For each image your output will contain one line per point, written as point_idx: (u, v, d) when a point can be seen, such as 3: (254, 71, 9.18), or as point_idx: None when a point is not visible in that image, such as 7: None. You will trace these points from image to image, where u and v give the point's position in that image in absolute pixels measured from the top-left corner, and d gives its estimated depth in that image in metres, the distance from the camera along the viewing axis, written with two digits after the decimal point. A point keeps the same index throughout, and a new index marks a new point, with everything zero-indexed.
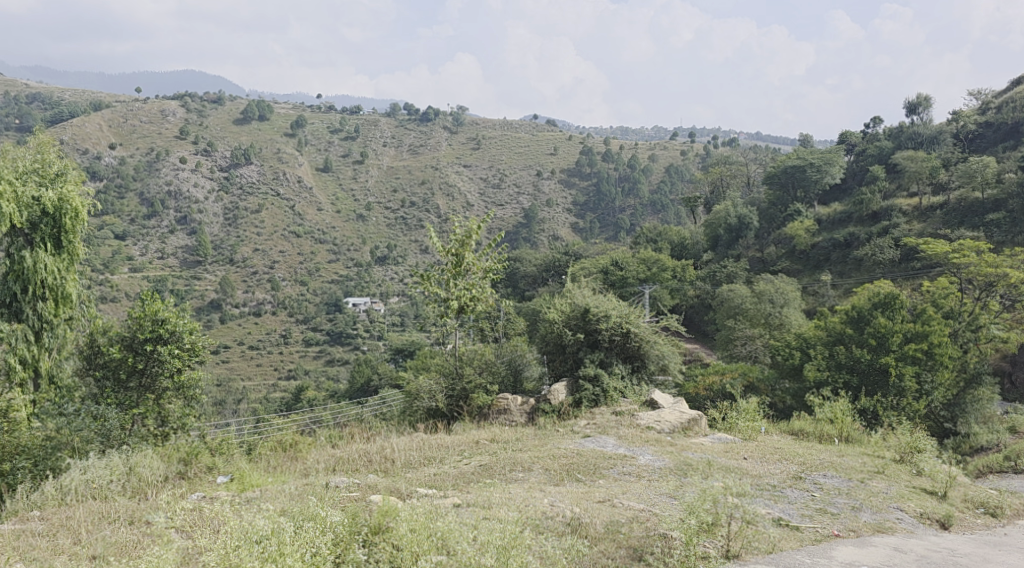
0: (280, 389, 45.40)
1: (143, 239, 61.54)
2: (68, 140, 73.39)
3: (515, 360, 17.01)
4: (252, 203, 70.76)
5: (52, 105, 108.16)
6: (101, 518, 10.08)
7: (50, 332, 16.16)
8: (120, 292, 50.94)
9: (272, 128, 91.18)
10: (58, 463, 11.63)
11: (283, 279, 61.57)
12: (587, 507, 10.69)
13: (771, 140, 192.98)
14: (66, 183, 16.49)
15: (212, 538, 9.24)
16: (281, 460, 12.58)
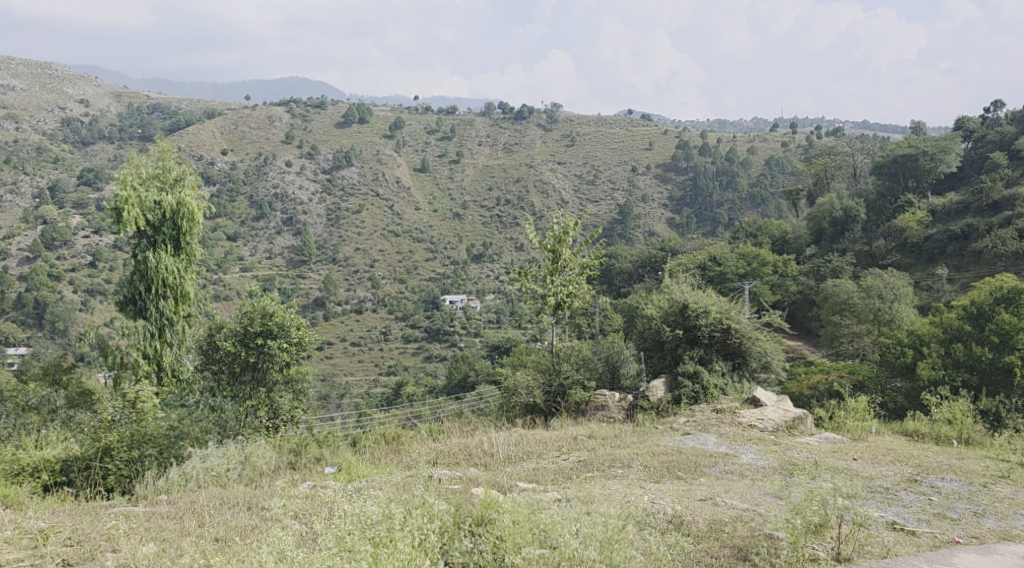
0: (381, 383, 46.40)
1: (252, 240, 64.54)
2: (185, 147, 77.29)
3: (612, 356, 16.76)
4: (353, 204, 72.78)
5: (169, 115, 113.67)
6: (221, 503, 10.30)
7: (171, 328, 16.89)
8: (231, 291, 53.11)
9: (372, 130, 93.15)
10: (181, 451, 12.03)
11: (383, 277, 62.89)
12: (689, 505, 10.49)
13: (879, 130, 185.54)
14: (184, 188, 17.12)
15: (326, 525, 9.37)
16: (384, 452, 12.82)
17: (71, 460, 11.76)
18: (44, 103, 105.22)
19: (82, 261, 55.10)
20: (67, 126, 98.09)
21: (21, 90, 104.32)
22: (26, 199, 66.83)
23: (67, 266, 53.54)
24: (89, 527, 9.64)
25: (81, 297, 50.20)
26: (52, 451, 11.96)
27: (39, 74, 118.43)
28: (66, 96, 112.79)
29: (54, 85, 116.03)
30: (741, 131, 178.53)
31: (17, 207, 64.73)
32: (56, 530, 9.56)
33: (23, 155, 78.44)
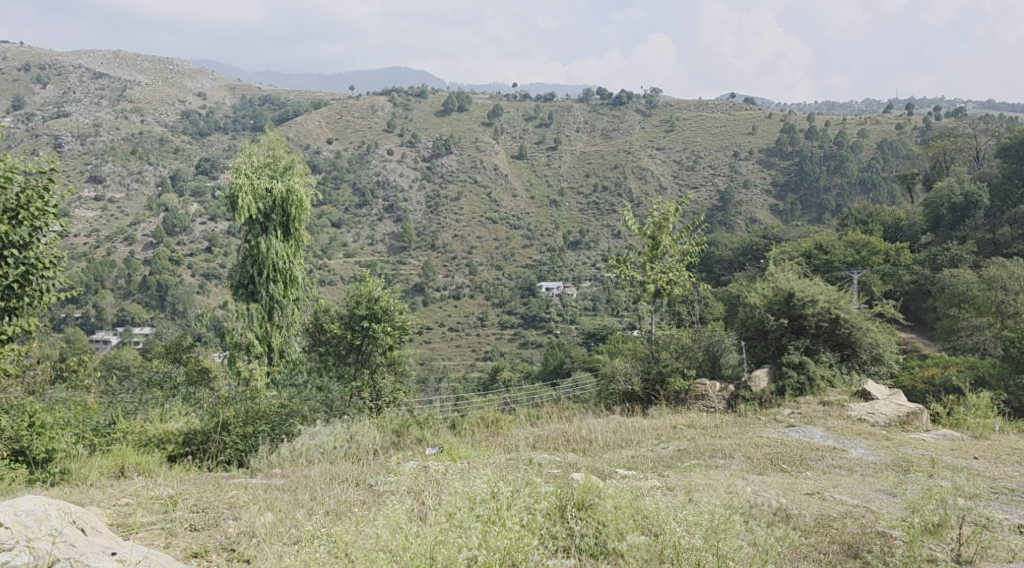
0: (478, 368, 47.00)
1: (355, 227, 67.12)
2: (293, 137, 81.96)
3: (714, 345, 16.30)
4: (452, 191, 74.11)
5: (279, 105, 117.36)
6: (332, 479, 10.53)
7: (280, 311, 17.63)
8: (335, 276, 54.60)
9: (471, 118, 93.91)
10: (291, 428, 12.49)
11: (480, 263, 63.43)
12: (796, 499, 10.23)
13: (1002, 109, 175.62)
14: (293, 176, 17.75)
15: (433, 501, 9.39)
16: (484, 434, 13.01)
17: (192, 433, 12.32)
18: (165, 97, 110.56)
19: (200, 246, 57.54)
20: (186, 119, 102.83)
21: (144, 85, 110.16)
22: (149, 188, 70.38)
23: (186, 251, 56.03)
24: (213, 496, 9.81)
25: (199, 280, 52.33)
26: (175, 424, 12.57)
27: (161, 70, 124.42)
28: (185, 91, 118.20)
29: (175, 80, 121.91)
30: (852, 114, 171.77)
31: (141, 195, 68.22)
32: (183, 497, 9.72)
33: (147, 146, 82.53)
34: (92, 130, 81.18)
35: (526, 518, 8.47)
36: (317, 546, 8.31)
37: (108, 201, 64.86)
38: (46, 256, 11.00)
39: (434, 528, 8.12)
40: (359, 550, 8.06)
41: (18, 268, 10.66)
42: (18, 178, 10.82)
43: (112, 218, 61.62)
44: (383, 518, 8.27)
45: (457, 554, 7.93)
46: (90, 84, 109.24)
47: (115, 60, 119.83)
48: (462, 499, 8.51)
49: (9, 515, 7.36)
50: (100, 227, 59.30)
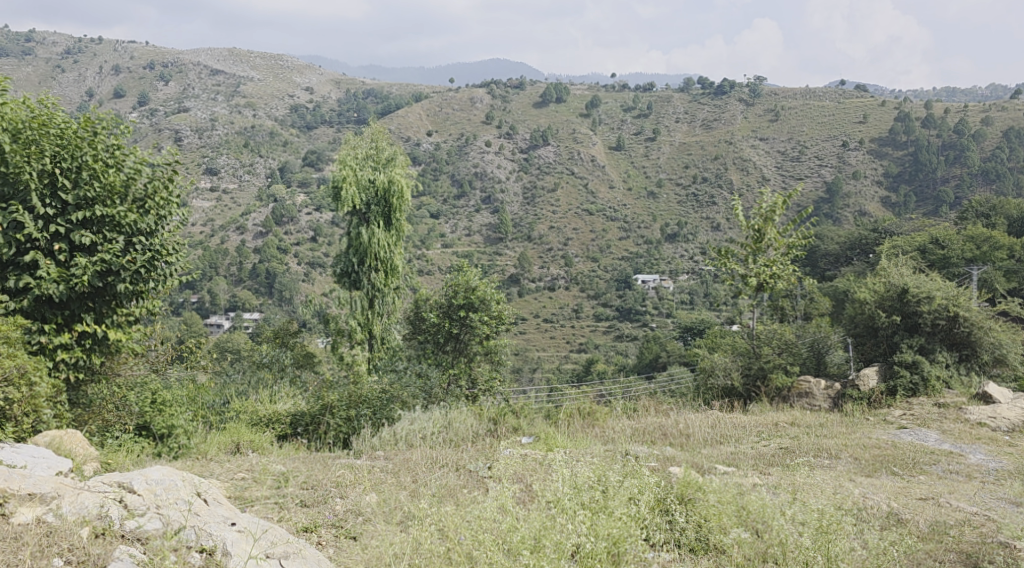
0: (572, 359, 47.13)
1: (453, 218, 69.58)
2: (395, 129, 86.53)
3: (818, 341, 16.03)
4: (549, 181, 74.72)
5: (382, 98, 119.41)
6: (433, 463, 10.72)
7: (381, 299, 18.25)
8: (433, 266, 55.67)
9: (570, 110, 93.87)
10: (392, 413, 12.80)
11: (576, 255, 63.26)
12: (908, 504, 9.89)
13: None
14: (395, 167, 18.21)
15: (536, 488, 9.40)
16: (580, 425, 13.01)
17: (300, 415, 12.83)
18: (276, 91, 114.57)
19: (305, 236, 59.22)
20: (294, 112, 106.22)
21: (257, 81, 114.89)
22: (260, 179, 72.95)
23: (292, 240, 57.83)
24: (322, 475, 10.10)
25: (304, 268, 54.27)
26: (283, 406, 13.15)
27: (272, 67, 128.89)
28: (295, 85, 122.09)
29: (285, 75, 126.15)
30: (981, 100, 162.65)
31: (253, 185, 70.83)
32: (294, 475, 10.07)
33: (258, 139, 85.56)
34: (209, 124, 85.03)
35: (630, 507, 8.39)
36: (425, 526, 8.38)
37: (222, 192, 67.77)
38: (169, 243, 11.54)
39: (540, 513, 8.09)
40: (464, 533, 8.12)
41: (145, 254, 11.15)
42: (145, 170, 11.41)
43: (226, 208, 64.41)
44: (490, 501, 8.32)
45: (565, 541, 7.84)
46: (207, 80, 114.45)
47: (231, 58, 125.99)
48: (566, 487, 8.45)
49: (140, 483, 7.49)
50: (215, 216, 62.06)
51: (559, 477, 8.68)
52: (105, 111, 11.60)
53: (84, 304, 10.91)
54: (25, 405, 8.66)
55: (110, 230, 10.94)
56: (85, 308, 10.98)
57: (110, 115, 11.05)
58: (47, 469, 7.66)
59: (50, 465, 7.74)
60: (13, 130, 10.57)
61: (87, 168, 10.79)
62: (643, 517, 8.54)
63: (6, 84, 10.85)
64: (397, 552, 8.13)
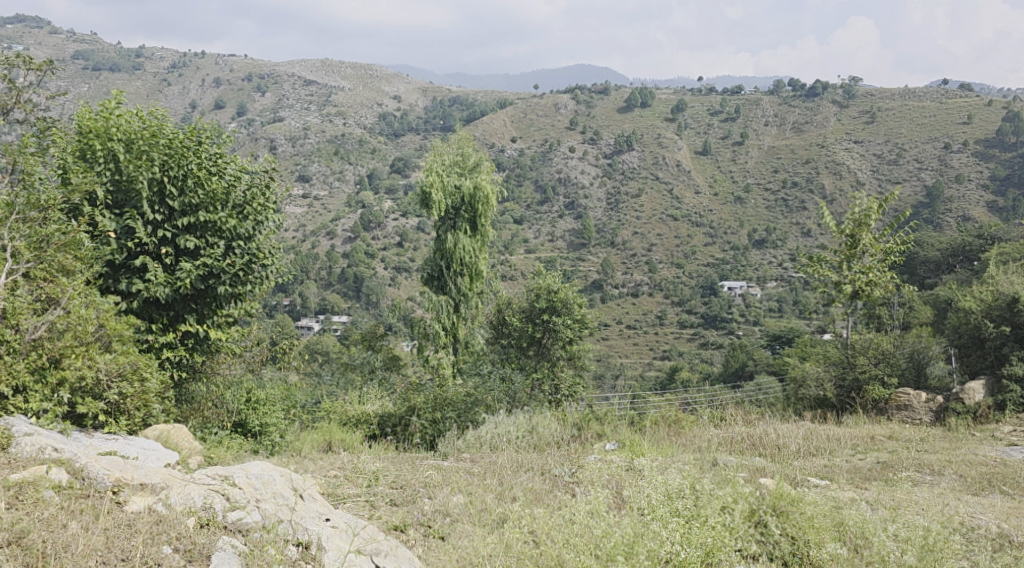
0: (654, 367, 46.73)
1: (537, 223, 71.25)
2: (481, 137, 90.34)
3: (918, 352, 15.55)
4: (633, 187, 74.43)
5: (468, 104, 120.14)
6: (519, 466, 10.63)
7: (466, 304, 18.86)
8: (516, 271, 56.27)
9: (655, 114, 93.24)
10: (477, 416, 12.86)
11: (661, 261, 62.46)
12: (1019, 525, 9.43)
13: None
14: (480, 173, 18.77)
15: (627, 493, 9.32)
16: (666, 433, 12.89)
17: (387, 416, 13.21)
18: (365, 100, 117.10)
19: (392, 241, 59.96)
20: (382, 121, 108.40)
21: (347, 91, 117.93)
22: (349, 185, 74.69)
23: (379, 245, 58.89)
24: (410, 475, 10.10)
25: (391, 272, 55.16)
26: (372, 407, 13.57)
27: (362, 76, 131.61)
28: (383, 94, 124.50)
29: (374, 84, 128.64)
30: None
31: (342, 192, 72.62)
32: (384, 475, 10.09)
33: (348, 147, 87.47)
34: (302, 133, 87.91)
35: (724, 518, 8.27)
36: (517, 528, 8.35)
37: (313, 198, 70.04)
38: (266, 247, 12.03)
39: (629, 523, 8.01)
40: (554, 535, 8.11)
41: (243, 257, 11.63)
42: (245, 177, 11.92)
43: (317, 214, 66.46)
44: (581, 507, 8.32)
45: (655, 554, 7.75)
46: (301, 90, 118.06)
47: (323, 69, 129.92)
48: (659, 496, 8.45)
49: (241, 476, 7.61)
50: (307, 222, 64.01)
51: (651, 486, 8.65)
52: (208, 121, 12.11)
53: (188, 306, 11.43)
54: (136, 399, 8.94)
55: (212, 235, 11.41)
56: (189, 309, 11.48)
57: (215, 125, 11.56)
58: (158, 460, 8.04)
59: (160, 456, 8.13)
60: (127, 140, 11.10)
61: (193, 176, 11.25)
62: (737, 528, 8.33)
63: (121, 97, 11.41)
64: (484, 554, 8.12)
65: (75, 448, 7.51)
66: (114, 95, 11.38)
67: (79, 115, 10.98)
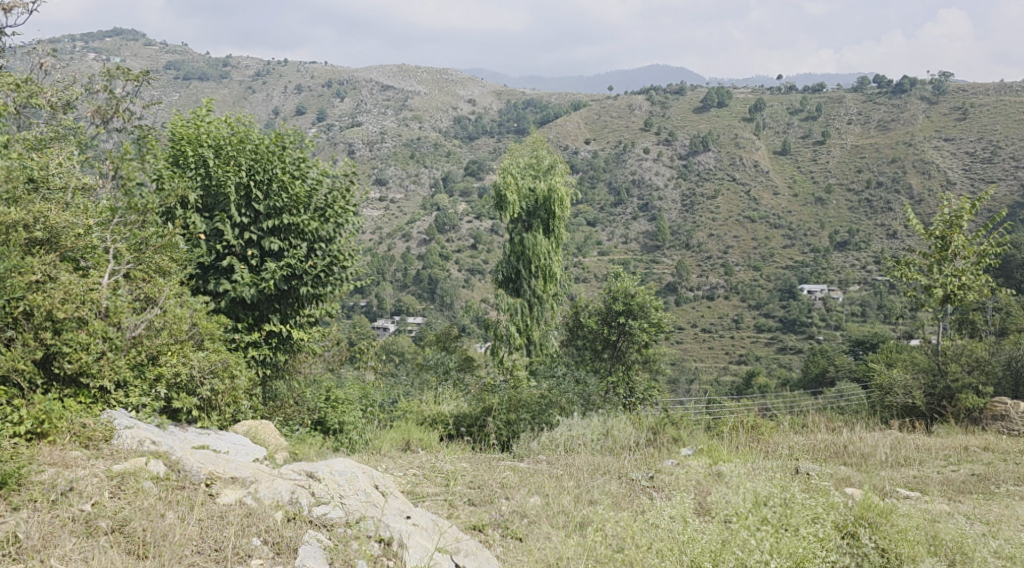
0: (730, 372, 46.09)
1: (610, 226, 71.41)
2: (554, 138, 91.39)
3: (1016, 360, 14.92)
4: (709, 188, 73.62)
5: (541, 106, 119.89)
6: (595, 469, 10.49)
7: (540, 305, 19.10)
8: (589, 274, 56.36)
9: (732, 114, 91.92)
10: (551, 418, 12.94)
11: (737, 264, 61.53)
12: None
13: None
14: (555, 175, 18.99)
15: (711, 499, 9.16)
16: (745, 438, 12.70)
17: (462, 416, 13.30)
18: (440, 104, 118.29)
19: (466, 243, 60.45)
20: (458, 124, 109.56)
21: (424, 95, 119.69)
22: (424, 188, 75.64)
23: (454, 247, 59.58)
24: (487, 474, 10.08)
25: (464, 274, 55.68)
26: (448, 407, 13.74)
27: (437, 81, 133.07)
28: (459, 97, 125.68)
29: (450, 88, 129.90)
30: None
31: (418, 195, 73.92)
32: (461, 473, 10.08)
33: (423, 150, 88.59)
34: (379, 138, 90.64)
35: (818, 525, 8.04)
36: (599, 533, 8.26)
37: (390, 202, 71.60)
38: (346, 249, 12.31)
39: (715, 531, 7.87)
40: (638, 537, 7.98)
41: (324, 259, 11.93)
42: (326, 181, 12.22)
43: (393, 217, 68.00)
44: (665, 511, 8.23)
45: (744, 560, 7.56)
46: (378, 95, 120.48)
47: (399, 74, 132.19)
48: (748, 502, 8.27)
49: (325, 473, 7.74)
50: (383, 225, 65.55)
51: (739, 492, 8.48)
52: (291, 127, 12.48)
53: (272, 306, 11.78)
54: (226, 396, 9.28)
55: (295, 237, 11.70)
56: (273, 310, 11.84)
57: (298, 131, 11.90)
58: (247, 455, 8.31)
59: (249, 451, 8.40)
60: (216, 146, 11.51)
61: (277, 180, 11.59)
62: (829, 537, 8.03)
63: (211, 106, 11.87)
64: (564, 554, 8.01)
65: (170, 441, 7.80)
66: (204, 103, 11.83)
67: (172, 123, 11.47)
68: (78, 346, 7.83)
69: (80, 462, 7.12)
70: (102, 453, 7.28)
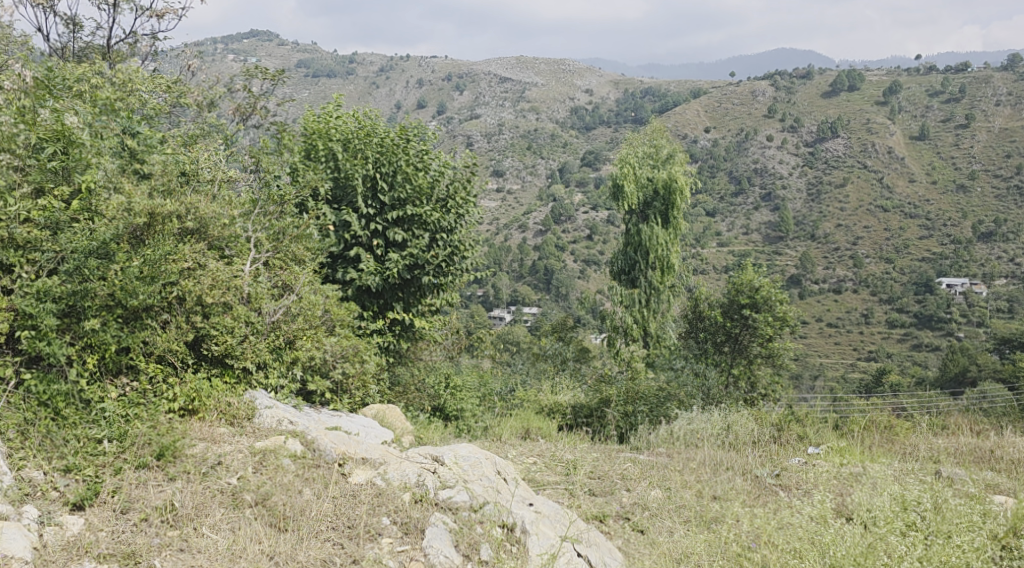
0: (858, 369, 44.58)
1: (731, 217, 70.49)
2: (673, 128, 90.47)
3: None
4: (837, 176, 71.01)
5: (660, 94, 117.79)
6: (718, 464, 10.33)
7: (657, 296, 19.71)
8: (708, 265, 55.56)
9: (864, 98, 88.02)
10: (668, 411, 12.81)
11: (867, 256, 58.93)
12: None
13: None
14: (673, 164, 19.62)
15: (846, 500, 8.85)
16: (877, 440, 12.20)
17: (580, 407, 13.38)
18: (558, 95, 118.33)
19: (582, 234, 60.22)
20: (575, 114, 109.31)
21: (542, 86, 120.41)
22: (541, 179, 76.18)
23: (569, 238, 59.57)
24: (607, 465, 10.04)
25: (580, 265, 55.69)
26: (565, 397, 13.84)
27: (555, 71, 133.23)
28: (576, 88, 125.32)
29: (567, 78, 129.60)
30: None
31: (534, 185, 74.84)
32: (580, 463, 10.03)
33: (540, 141, 89.05)
34: (497, 130, 92.42)
35: (971, 534, 7.61)
36: (728, 529, 8.07)
37: (507, 194, 73.34)
38: (466, 239, 12.60)
39: (857, 532, 7.49)
40: (775, 536, 7.75)
41: (446, 249, 12.23)
42: (448, 172, 12.51)
43: (510, 208, 69.34)
44: (803, 510, 7.97)
45: (894, 564, 7.16)
46: (497, 88, 122.33)
47: (517, 66, 133.51)
48: (892, 505, 7.94)
49: (450, 457, 7.96)
50: (501, 216, 67.35)
51: (882, 495, 8.15)
52: (415, 120, 12.84)
53: (396, 294, 12.16)
54: (357, 379, 9.73)
55: (418, 228, 12.03)
56: (397, 298, 12.24)
57: (422, 124, 12.22)
58: (376, 437, 8.63)
59: (378, 434, 8.73)
60: (345, 140, 11.98)
61: (402, 172, 11.93)
62: (985, 547, 7.58)
63: (341, 100, 12.36)
64: (692, 549, 7.84)
65: (306, 421, 8.20)
66: (334, 98, 12.33)
67: (305, 117, 12.02)
68: (224, 329, 8.31)
69: (227, 438, 7.55)
70: (245, 431, 7.71)
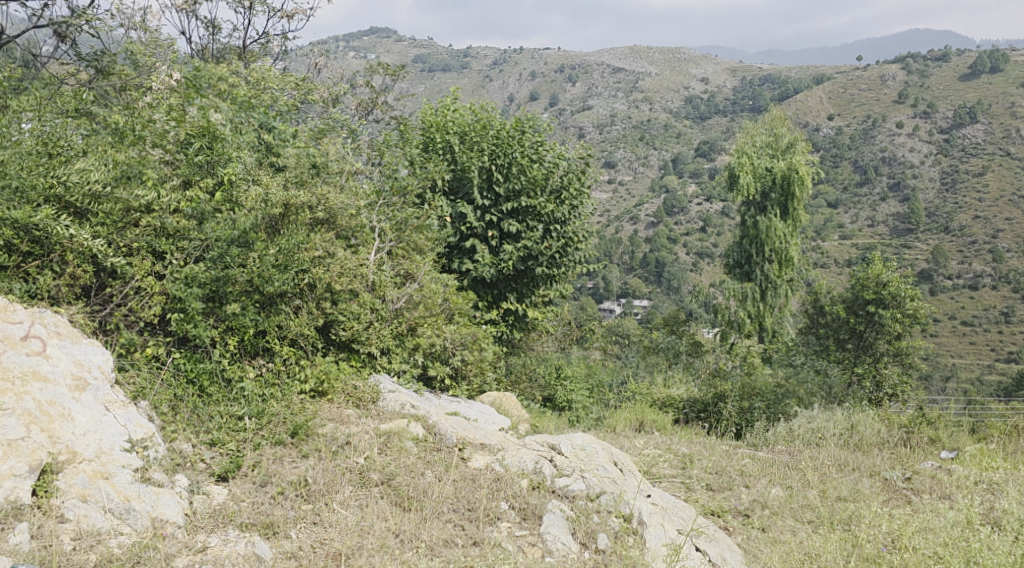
0: (996, 371, 42.44)
1: (855, 208, 68.24)
2: (794, 115, 88.02)
3: None
4: (976, 164, 67.30)
5: (781, 80, 113.72)
6: (843, 464, 10.07)
7: (773, 291, 19.64)
8: (830, 259, 53.86)
9: (1007, 79, 82.59)
10: (787, 409, 12.50)
11: (1009, 249, 55.33)
12: None
13: None
14: (794, 153, 19.39)
15: (987, 506, 8.52)
16: (1016, 447, 11.53)
17: (693, 401, 13.24)
18: (673, 84, 116.68)
19: (695, 225, 59.16)
20: (689, 103, 107.03)
21: (656, 76, 119.24)
22: (653, 169, 75.70)
23: (682, 230, 58.71)
24: (725, 461, 9.91)
25: (692, 258, 54.81)
26: (678, 391, 13.76)
27: (670, 60, 131.42)
28: (691, 76, 122.98)
29: (682, 67, 127.67)
30: None
31: (646, 175, 74.48)
32: (696, 458, 9.94)
33: (654, 131, 88.21)
34: (610, 121, 92.30)
35: None
36: (854, 532, 7.85)
37: (618, 184, 73.49)
38: (580, 230, 12.68)
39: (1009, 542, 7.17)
40: (916, 538, 7.52)
41: (559, 240, 12.33)
42: (563, 164, 12.61)
43: (621, 200, 69.36)
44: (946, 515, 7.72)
45: None
46: (609, 78, 122.01)
47: (631, 56, 132.90)
48: None
49: (567, 446, 8.07)
50: (613, 208, 67.60)
51: None
52: (531, 113, 12.98)
53: (509, 285, 12.38)
54: (475, 366, 9.98)
55: (532, 219, 12.18)
56: (510, 288, 12.46)
57: (537, 116, 12.34)
58: (494, 424, 8.82)
59: (495, 420, 8.91)
60: (462, 133, 12.24)
61: (516, 163, 12.03)
62: None
63: (458, 94, 12.66)
64: (820, 549, 7.59)
65: (427, 406, 8.45)
66: (451, 92, 12.64)
67: (422, 111, 12.36)
68: (351, 315, 8.68)
69: (354, 419, 7.86)
70: (370, 413, 8.01)
